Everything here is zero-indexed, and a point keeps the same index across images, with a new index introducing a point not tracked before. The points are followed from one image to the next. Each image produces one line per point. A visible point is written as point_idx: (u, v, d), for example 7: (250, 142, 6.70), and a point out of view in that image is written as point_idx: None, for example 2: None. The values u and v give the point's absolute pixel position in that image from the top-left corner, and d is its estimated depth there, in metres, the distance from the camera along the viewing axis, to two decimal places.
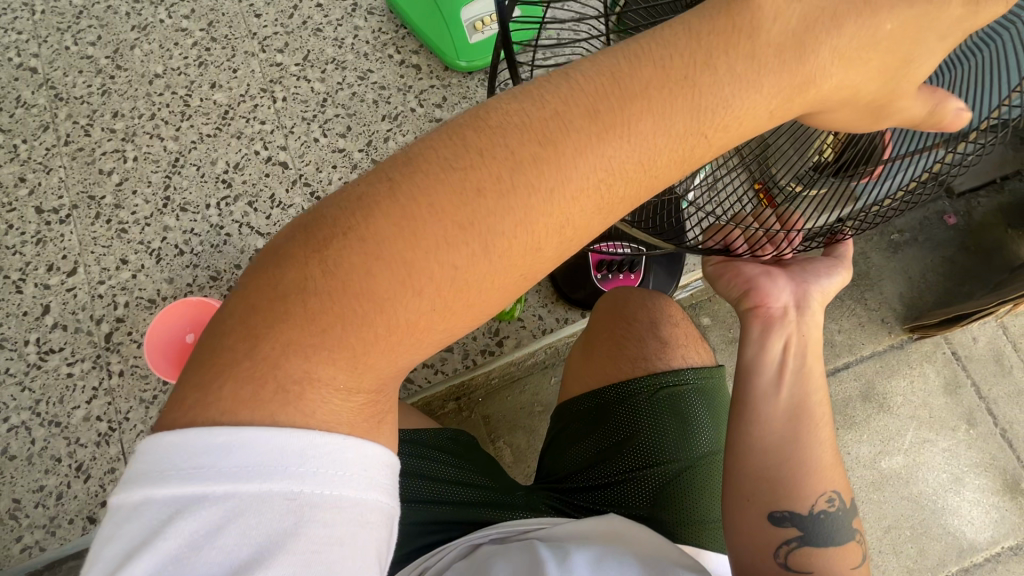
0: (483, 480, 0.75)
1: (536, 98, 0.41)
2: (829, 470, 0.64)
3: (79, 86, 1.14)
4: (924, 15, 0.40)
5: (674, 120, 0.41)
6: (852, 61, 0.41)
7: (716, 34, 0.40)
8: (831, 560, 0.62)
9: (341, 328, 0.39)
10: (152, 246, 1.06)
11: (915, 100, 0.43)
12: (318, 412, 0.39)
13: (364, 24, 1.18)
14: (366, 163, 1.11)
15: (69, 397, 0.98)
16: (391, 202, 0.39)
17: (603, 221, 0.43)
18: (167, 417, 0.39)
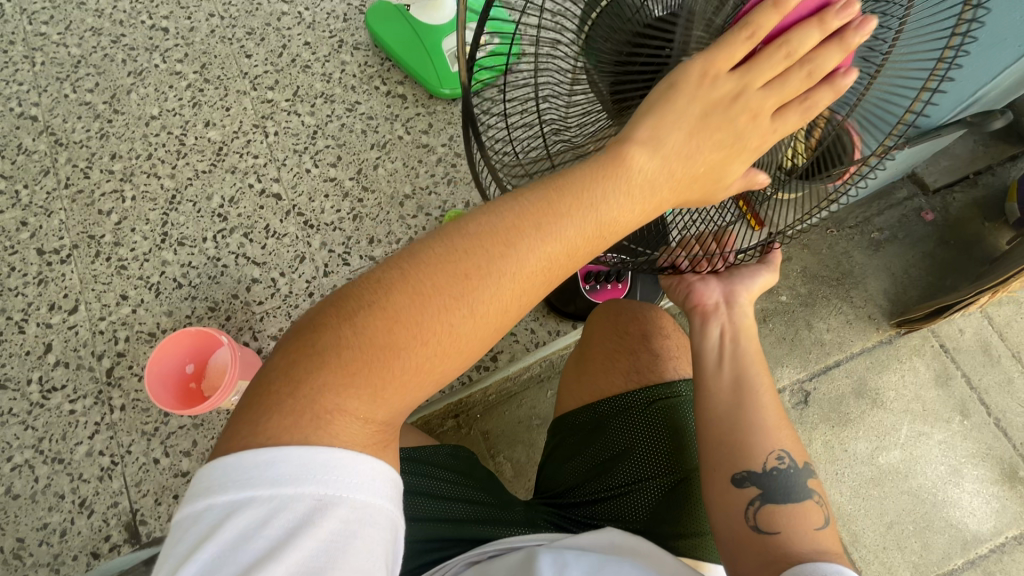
0: (483, 496, 0.76)
1: (507, 200, 0.49)
2: (778, 431, 0.67)
3: (78, 131, 1.18)
4: (726, 157, 0.51)
5: (586, 228, 0.49)
6: (686, 182, 0.51)
7: (618, 157, 0.49)
8: (797, 517, 0.63)
9: (364, 373, 0.46)
10: (151, 281, 1.08)
11: (734, 182, 0.52)
12: (341, 434, 0.45)
13: (351, 59, 1.23)
14: (356, 190, 1.14)
15: (72, 433, 0.99)
16: (402, 281, 0.47)
17: (552, 290, 0.51)
18: (223, 445, 0.45)
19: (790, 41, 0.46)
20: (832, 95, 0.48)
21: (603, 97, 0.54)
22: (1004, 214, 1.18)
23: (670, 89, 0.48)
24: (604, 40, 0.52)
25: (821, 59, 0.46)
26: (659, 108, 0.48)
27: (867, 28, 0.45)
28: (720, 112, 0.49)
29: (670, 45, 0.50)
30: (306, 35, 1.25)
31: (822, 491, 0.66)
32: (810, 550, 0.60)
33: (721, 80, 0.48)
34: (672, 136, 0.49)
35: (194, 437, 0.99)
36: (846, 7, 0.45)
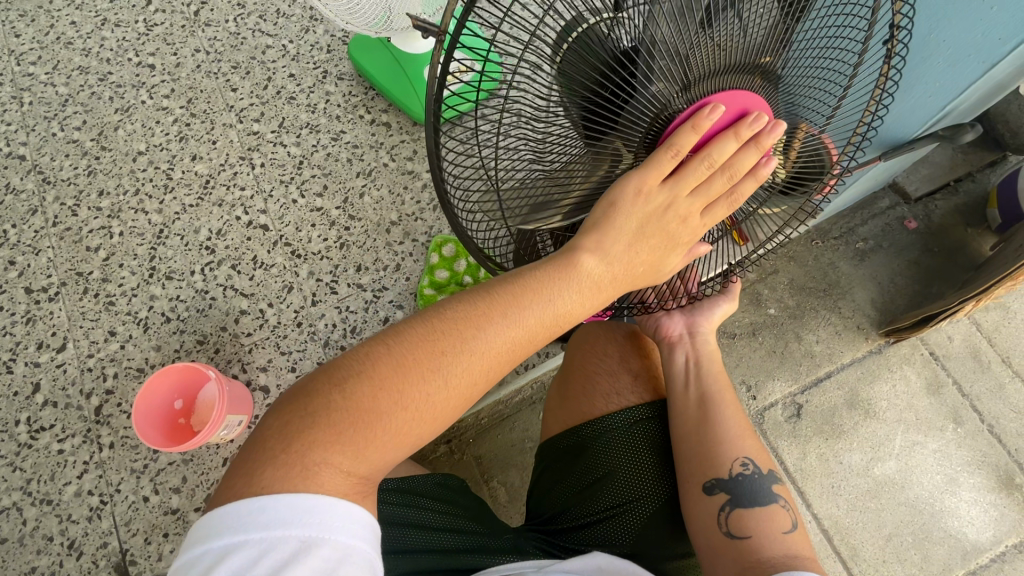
0: (474, 526, 0.75)
1: (479, 291, 0.55)
2: (740, 440, 0.72)
3: (65, 169, 1.19)
4: (661, 250, 0.60)
5: (542, 316, 0.55)
6: (631, 268, 0.59)
7: (572, 257, 0.56)
8: (766, 521, 0.66)
9: (352, 430, 0.48)
10: (139, 316, 1.08)
11: (676, 261, 0.62)
12: (325, 483, 0.47)
13: (335, 89, 1.25)
14: (343, 219, 1.15)
15: (60, 473, 0.98)
16: (387, 356, 0.51)
17: (511, 368, 0.56)
18: (220, 494, 0.47)
19: (710, 153, 0.55)
20: (755, 183, 0.58)
21: (576, 124, 0.54)
22: (986, 220, 1.19)
23: (611, 208, 0.56)
24: (575, 67, 0.51)
25: (739, 162, 0.56)
26: (602, 225, 0.56)
27: (778, 131, 0.55)
28: (658, 217, 0.57)
29: (636, 75, 0.51)
30: (291, 67, 1.27)
31: (787, 495, 0.70)
32: (779, 553, 0.62)
33: (657, 190, 0.56)
34: (616, 244, 0.57)
35: (183, 473, 0.98)
36: (757, 119, 0.54)
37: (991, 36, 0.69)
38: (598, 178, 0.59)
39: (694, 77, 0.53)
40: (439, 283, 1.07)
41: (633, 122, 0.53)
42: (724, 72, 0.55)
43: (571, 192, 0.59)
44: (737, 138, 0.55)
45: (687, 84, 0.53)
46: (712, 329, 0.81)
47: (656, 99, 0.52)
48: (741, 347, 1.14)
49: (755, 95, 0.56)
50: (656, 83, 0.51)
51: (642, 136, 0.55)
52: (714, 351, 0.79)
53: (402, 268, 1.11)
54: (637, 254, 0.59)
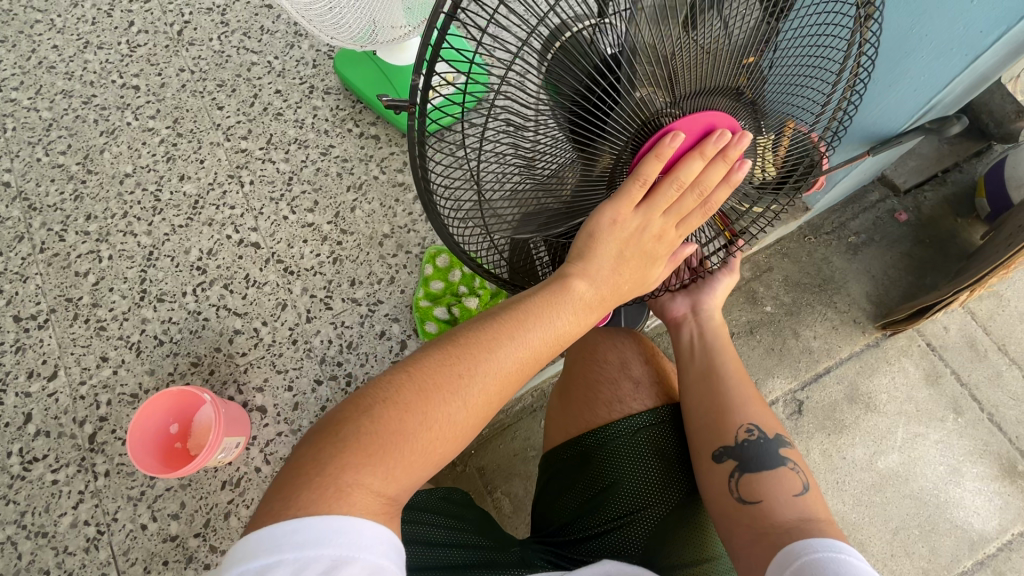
0: (481, 540, 0.74)
1: (486, 318, 0.59)
2: (746, 408, 0.72)
3: (51, 194, 1.18)
4: (649, 270, 0.63)
5: (547, 336, 0.59)
6: (622, 287, 0.63)
7: (567, 282, 0.59)
8: (776, 484, 0.66)
9: (380, 452, 0.50)
10: (131, 340, 1.07)
11: (665, 273, 0.66)
12: (359, 503, 0.48)
13: (323, 104, 1.24)
14: (335, 233, 1.14)
15: (55, 504, 0.96)
16: (408, 380, 0.54)
17: (523, 385, 0.59)
18: (255, 521, 0.47)
19: (679, 175, 0.58)
20: (729, 189, 0.60)
21: (564, 131, 0.54)
22: (975, 209, 1.20)
23: (593, 238, 0.59)
24: (561, 75, 0.51)
25: (707, 178, 0.58)
26: (590, 252, 0.59)
27: (743, 142, 0.57)
28: (635, 241, 0.60)
29: (621, 81, 0.51)
30: (276, 83, 1.26)
31: (798, 458, 0.70)
32: (790, 516, 0.63)
33: (632, 217, 0.59)
34: (605, 268, 0.60)
35: (182, 498, 0.96)
36: (721, 137, 0.56)
37: (972, 30, 0.69)
38: (584, 180, 0.59)
39: (677, 81, 0.53)
40: (435, 294, 1.07)
41: (619, 129, 0.54)
42: (707, 74, 0.55)
43: (559, 195, 0.60)
44: (703, 157, 0.57)
45: (671, 87, 0.53)
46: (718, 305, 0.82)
47: (640, 103, 0.53)
48: (739, 345, 1.14)
49: (723, 113, 0.58)
50: (640, 88, 0.52)
51: (629, 142, 0.55)
52: (720, 324, 0.80)
53: (396, 281, 1.10)
54: (627, 274, 0.62)
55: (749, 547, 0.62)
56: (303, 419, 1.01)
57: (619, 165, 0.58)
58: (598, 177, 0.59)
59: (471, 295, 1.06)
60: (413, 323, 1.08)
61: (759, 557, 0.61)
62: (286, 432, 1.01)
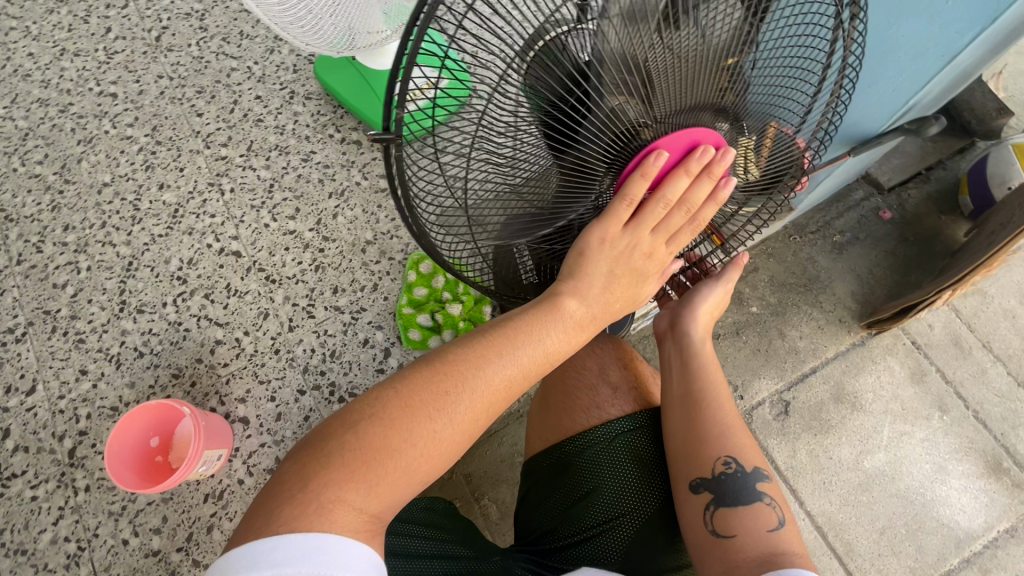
0: (461, 550, 0.73)
1: (477, 334, 0.59)
2: (726, 437, 0.70)
3: (28, 205, 1.16)
4: (635, 285, 0.64)
5: (536, 353, 0.59)
6: (609, 302, 0.63)
7: (555, 300, 0.60)
8: (751, 520, 0.65)
9: (365, 469, 0.50)
10: (111, 352, 1.05)
11: (650, 287, 0.67)
12: (338, 521, 0.47)
13: (303, 109, 1.23)
14: (317, 240, 1.12)
15: (35, 521, 0.95)
16: (397, 397, 0.53)
17: (510, 403, 0.59)
18: (237, 538, 0.47)
19: (665, 193, 0.58)
20: (714, 207, 0.61)
21: (541, 139, 0.54)
22: (959, 207, 1.20)
23: (581, 255, 0.60)
24: (538, 81, 0.50)
25: (693, 196, 0.59)
26: (578, 269, 0.60)
27: (726, 159, 0.58)
28: (625, 257, 0.61)
29: (591, 91, 0.50)
30: (256, 89, 1.25)
31: (776, 492, 0.68)
32: (759, 555, 0.61)
33: (620, 235, 0.60)
34: (593, 286, 0.61)
35: (163, 512, 0.95)
36: (705, 153, 0.57)
37: (949, 30, 0.69)
38: (565, 188, 0.59)
39: (653, 91, 0.53)
40: (418, 301, 1.05)
41: (593, 136, 0.53)
42: (684, 82, 0.55)
43: (532, 203, 0.60)
44: (687, 174, 0.58)
45: (647, 97, 0.53)
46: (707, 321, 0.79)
47: (613, 113, 0.52)
48: (725, 347, 1.14)
49: (707, 129, 0.58)
50: (612, 97, 0.51)
51: (602, 151, 0.55)
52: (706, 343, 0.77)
53: (379, 288, 1.09)
54: (612, 293, 0.63)
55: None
56: (285, 430, 1.01)
57: (596, 176, 0.58)
58: (583, 186, 0.59)
59: (454, 301, 1.06)
60: (397, 330, 1.07)
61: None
62: (268, 443, 1.00)
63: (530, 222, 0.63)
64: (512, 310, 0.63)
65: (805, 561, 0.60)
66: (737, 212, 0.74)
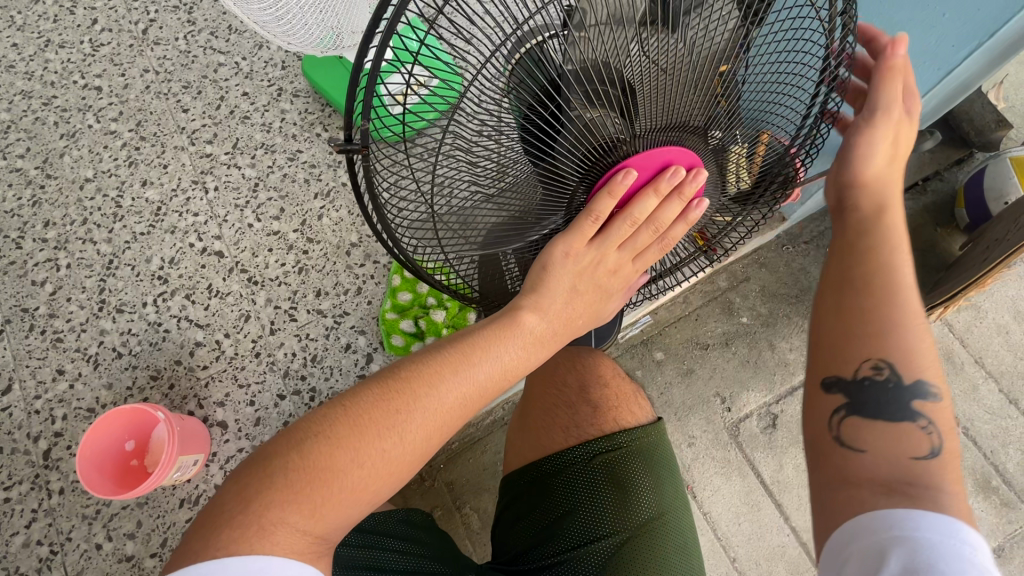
0: (436, 565, 0.72)
1: (432, 350, 0.59)
2: (886, 333, 0.53)
3: (9, 200, 1.15)
4: (597, 301, 0.64)
5: (491, 370, 0.58)
6: (570, 318, 0.63)
7: (514, 316, 0.59)
8: (891, 440, 0.51)
9: (308, 489, 0.49)
10: (89, 352, 1.04)
11: (614, 304, 0.67)
12: (280, 542, 0.46)
13: (291, 107, 1.21)
14: (301, 242, 1.11)
15: (7, 523, 0.94)
16: (346, 416, 0.53)
17: (466, 421, 0.58)
18: (173, 562, 0.46)
19: (633, 212, 0.57)
20: (684, 226, 0.61)
21: (518, 150, 0.52)
22: (955, 219, 1.18)
23: (545, 270, 0.59)
24: (517, 87, 0.48)
25: (662, 215, 0.58)
26: (537, 285, 0.60)
27: (699, 180, 0.57)
28: (590, 274, 0.61)
29: (566, 104, 0.49)
30: (244, 85, 1.22)
31: (945, 420, 0.52)
32: (898, 480, 0.48)
33: (585, 251, 0.59)
34: (553, 301, 0.61)
35: (138, 517, 0.94)
36: (675, 174, 0.56)
37: (944, 45, 0.68)
38: (541, 197, 0.58)
39: (633, 105, 0.51)
40: (402, 306, 1.03)
41: (568, 150, 0.52)
42: (671, 98, 0.53)
43: (506, 212, 0.59)
44: (657, 193, 0.57)
45: (626, 113, 0.52)
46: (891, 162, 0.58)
47: (591, 126, 0.50)
48: (714, 357, 1.13)
49: (683, 147, 0.57)
50: (590, 110, 0.49)
51: (578, 163, 0.54)
52: (879, 198, 0.59)
53: (363, 292, 1.07)
54: (576, 308, 0.63)
55: (819, 493, 0.52)
56: (264, 435, 0.99)
57: (574, 189, 0.57)
58: (559, 195, 0.57)
59: (438, 307, 1.03)
60: (380, 336, 1.05)
61: (827, 501, 0.51)
62: (247, 449, 0.98)
63: (507, 232, 0.61)
64: (471, 325, 0.62)
65: (963, 513, 0.45)
66: (732, 223, 0.72)
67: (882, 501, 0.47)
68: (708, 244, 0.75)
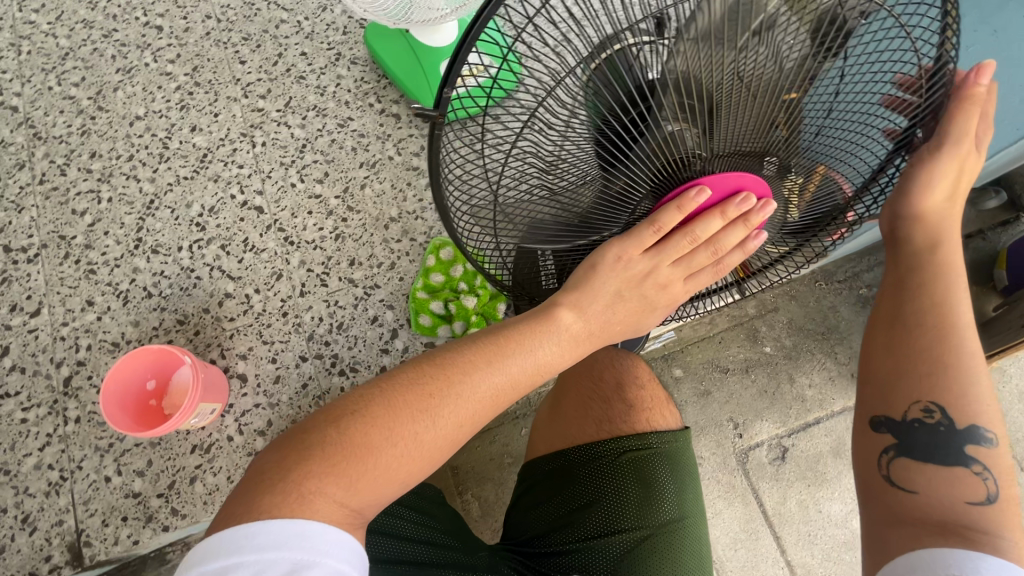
0: (449, 539, 0.72)
1: (469, 340, 0.59)
2: (936, 377, 0.56)
3: (58, 126, 1.15)
4: (641, 310, 0.63)
5: (526, 365, 0.59)
6: (609, 324, 0.63)
7: (553, 312, 0.60)
8: (943, 482, 0.54)
9: (343, 463, 0.49)
10: (120, 288, 1.04)
11: (657, 319, 0.66)
12: (323, 512, 0.47)
13: (347, 73, 1.20)
14: (341, 209, 1.11)
15: (21, 443, 0.95)
16: (381, 395, 0.53)
17: (498, 412, 0.58)
18: (218, 522, 0.47)
19: (695, 230, 0.57)
20: (741, 255, 0.61)
21: (590, 151, 0.52)
22: (992, 279, 1.17)
23: (592, 268, 0.59)
24: (596, 89, 0.48)
25: (724, 239, 0.58)
26: (582, 286, 0.60)
27: (766, 210, 0.56)
28: (637, 283, 0.60)
29: (648, 112, 0.48)
30: (303, 45, 1.22)
31: (1001, 465, 0.54)
32: (949, 523, 0.52)
33: (637, 259, 0.59)
34: (594, 303, 0.61)
35: (149, 456, 0.95)
36: (745, 201, 0.55)
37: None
38: (604, 203, 0.57)
39: (717, 124, 0.50)
40: (434, 287, 1.04)
41: (642, 159, 0.51)
42: (761, 126, 0.51)
43: (567, 212, 0.58)
44: (722, 216, 0.57)
45: (707, 134, 0.50)
46: (950, 201, 0.60)
47: (669, 138, 0.50)
48: (732, 383, 1.13)
49: (756, 178, 0.55)
50: (671, 121, 0.49)
51: (650, 174, 0.53)
52: (932, 236, 0.61)
53: (396, 267, 1.08)
54: (615, 315, 0.63)
55: (873, 529, 0.56)
56: (281, 394, 1.00)
57: (639, 199, 0.56)
58: (622, 206, 0.57)
59: (470, 294, 1.03)
60: (407, 313, 1.05)
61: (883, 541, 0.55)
62: (263, 405, 0.99)
63: (562, 231, 0.61)
64: (510, 319, 0.62)
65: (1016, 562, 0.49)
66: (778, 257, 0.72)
67: (937, 543, 0.51)
68: (748, 278, 0.75)
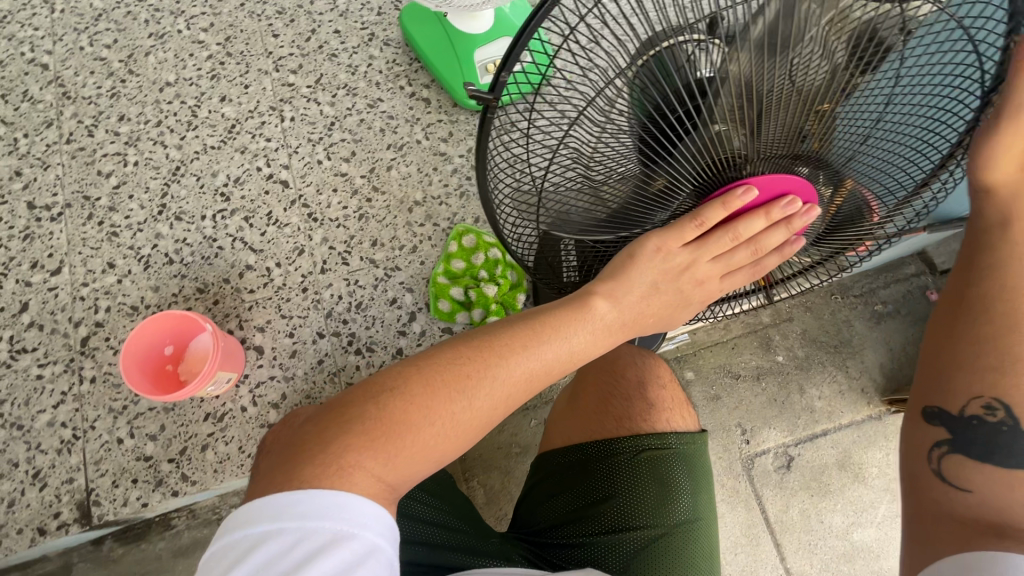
0: (460, 523, 0.73)
1: (505, 324, 0.60)
2: (1000, 375, 0.56)
3: (88, 86, 1.15)
4: (676, 304, 0.64)
5: (561, 351, 0.59)
6: (644, 317, 0.64)
7: (589, 301, 0.60)
8: (995, 480, 0.56)
9: (380, 437, 0.50)
10: (141, 252, 1.05)
11: (690, 315, 0.67)
12: (360, 484, 0.47)
13: (379, 54, 1.20)
14: (366, 189, 1.11)
15: (35, 399, 0.96)
16: (417, 373, 0.54)
17: (529, 396, 0.59)
18: (261, 488, 0.48)
19: (738, 228, 0.58)
20: (779, 258, 0.62)
21: (636, 145, 0.51)
22: None
23: (631, 258, 0.60)
24: (647, 84, 0.47)
25: (765, 240, 0.59)
26: (621, 278, 0.60)
27: (810, 215, 0.57)
28: (675, 277, 0.61)
29: (700, 110, 0.47)
30: (337, 23, 1.21)
31: None
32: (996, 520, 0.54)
33: (678, 253, 0.59)
34: (631, 295, 0.61)
35: (162, 421, 0.95)
36: (791, 204, 0.56)
37: None
38: (644, 200, 0.56)
39: (764, 126, 0.49)
40: (454, 273, 1.04)
41: (688, 157, 0.51)
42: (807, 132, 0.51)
43: (606, 205, 0.58)
44: (767, 217, 0.57)
45: (756, 136, 0.50)
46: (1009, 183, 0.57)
47: (715, 138, 0.49)
48: (743, 389, 1.13)
49: (796, 177, 0.55)
50: (720, 123, 0.48)
51: (693, 172, 0.53)
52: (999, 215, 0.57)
53: (418, 251, 1.08)
54: (651, 306, 0.63)
55: (916, 521, 0.59)
56: (296, 368, 1.00)
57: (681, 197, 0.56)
58: (663, 203, 0.57)
59: (490, 282, 1.02)
60: (426, 297, 1.05)
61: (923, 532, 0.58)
62: (278, 377, 1.00)
63: (599, 225, 0.61)
64: (545, 306, 0.63)
65: None
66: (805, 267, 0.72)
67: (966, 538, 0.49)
68: (770, 289, 0.75)
